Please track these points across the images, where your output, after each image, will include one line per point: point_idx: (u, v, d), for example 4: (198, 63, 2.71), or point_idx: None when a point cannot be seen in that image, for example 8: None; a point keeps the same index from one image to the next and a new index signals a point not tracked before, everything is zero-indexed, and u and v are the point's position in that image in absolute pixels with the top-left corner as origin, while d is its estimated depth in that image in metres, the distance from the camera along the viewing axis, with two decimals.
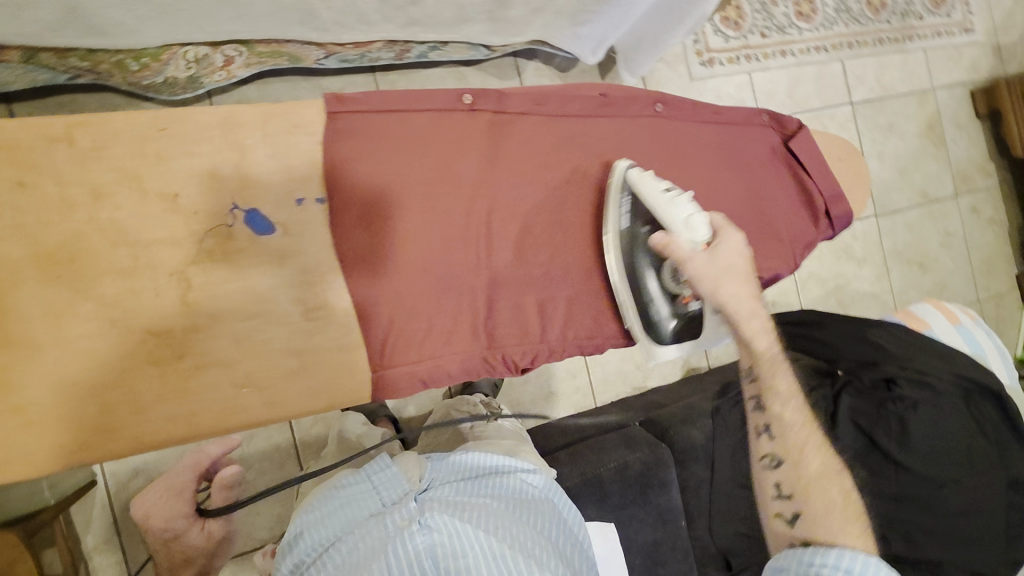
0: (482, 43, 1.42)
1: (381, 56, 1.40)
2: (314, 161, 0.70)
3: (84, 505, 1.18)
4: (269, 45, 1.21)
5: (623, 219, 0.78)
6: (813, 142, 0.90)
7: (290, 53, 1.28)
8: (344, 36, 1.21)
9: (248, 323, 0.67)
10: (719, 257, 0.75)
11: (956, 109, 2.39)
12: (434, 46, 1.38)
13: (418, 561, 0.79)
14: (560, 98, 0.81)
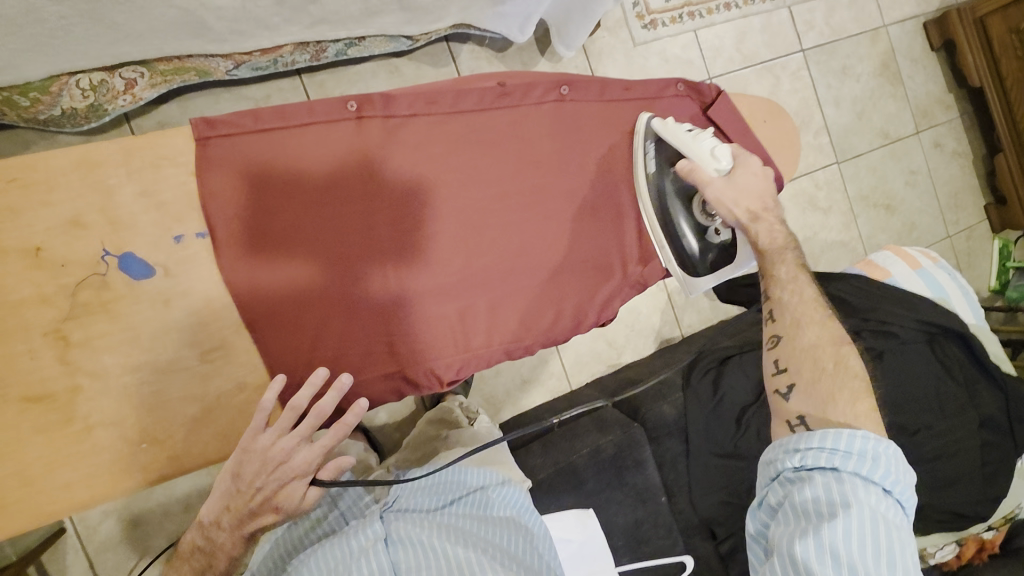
0: (400, 38, 1.30)
1: (297, 59, 1.23)
2: (189, 194, 0.65)
3: (54, 554, 1.12)
4: (170, 61, 1.05)
5: (651, 163, 0.81)
6: (733, 106, 0.85)
7: (195, 68, 1.12)
8: (247, 44, 1.08)
9: (139, 376, 0.63)
10: (738, 181, 0.76)
11: (910, 43, 2.34)
12: (351, 43, 1.24)
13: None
14: (453, 94, 0.75)
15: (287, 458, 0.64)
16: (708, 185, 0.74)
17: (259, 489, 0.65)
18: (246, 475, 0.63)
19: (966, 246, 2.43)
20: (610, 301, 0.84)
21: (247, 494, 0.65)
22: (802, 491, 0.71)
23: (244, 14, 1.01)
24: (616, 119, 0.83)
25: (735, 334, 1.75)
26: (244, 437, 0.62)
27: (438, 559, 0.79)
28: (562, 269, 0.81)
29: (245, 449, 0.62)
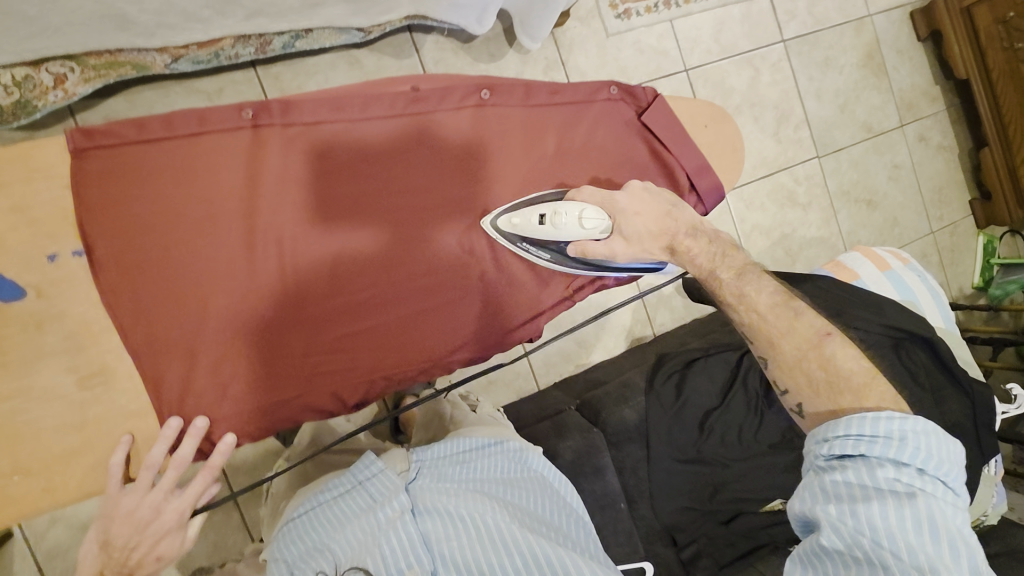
0: (350, 30, 1.06)
1: (240, 52, 0.99)
2: (64, 209, 0.61)
3: None
4: (101, 55, 0.87)
5: (542, 254, 0.76)
6: (668, 112, 0.81)
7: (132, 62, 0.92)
8: (180, 39, 0.89)
9: (11, 404, 0.59)
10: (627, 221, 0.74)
11: (895, 34, 2.27)
12: (297, 35, 1.01)
13: (412, 552, 0.73)
14: (361, 100, 0.71)
15: (157, 512, 0.64)
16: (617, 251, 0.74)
17: (133, 548, 0.63)
18: (118, 540, 0.63)
19: (949, 242, 2.38)
20: (536, 318, 0.80)
21: (121, 557, 0.63)
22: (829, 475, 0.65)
23: (169, 5, 0.85)
24: (541, 124, 0.78)
25: (703, 335, 1.73)
26: (105, 503, 0.63)
27: (469, 526, 0.76)
28: (484, 285, 0.77)
29: (109, 515, 0.62)
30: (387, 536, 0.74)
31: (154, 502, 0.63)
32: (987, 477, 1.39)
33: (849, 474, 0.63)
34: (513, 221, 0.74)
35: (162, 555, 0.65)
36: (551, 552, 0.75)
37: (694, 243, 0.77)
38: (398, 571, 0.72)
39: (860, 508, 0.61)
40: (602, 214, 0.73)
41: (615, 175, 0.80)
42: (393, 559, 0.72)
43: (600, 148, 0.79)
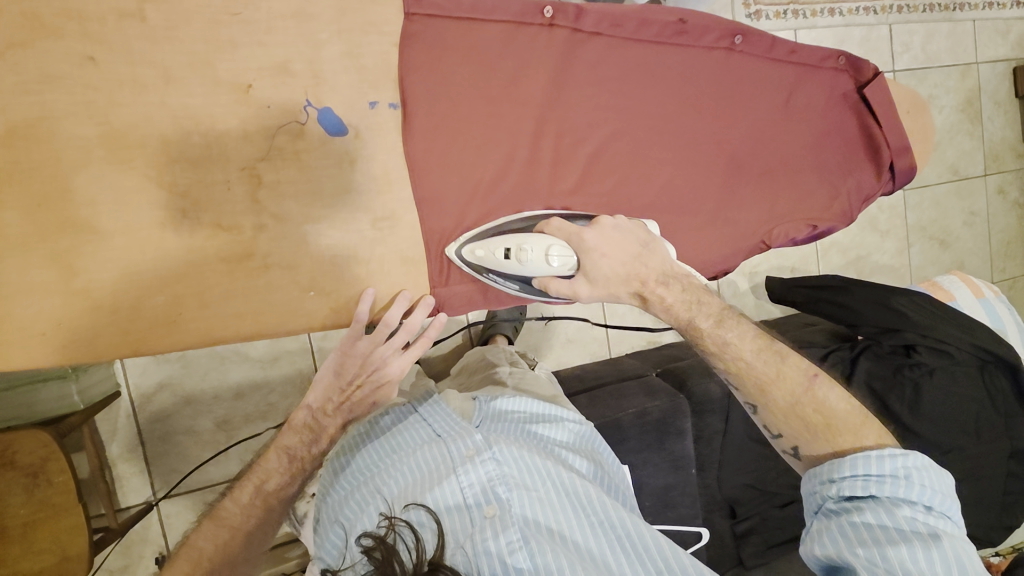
0: None
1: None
2: (388, 64, 0.67)
3: (109, 414, 1.12)
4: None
5: (506, 282, 0.72)
6: (886, 91, 0.87)
7: None
8: None
9: (314, 228, 0.66)
10: (592, 253, 0.69)
11: (996, 86, 2.27)
12: None
13: (491, 491, 0.76)
14: (638, 20, 0.76)
15: (383, 363, 0.74)
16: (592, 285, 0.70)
17: (359, 385, 0.75)
18: (348, 372, 0.74)
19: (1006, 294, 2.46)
20: (731, 256, 0.86)
21: (349, 391, 0.75)
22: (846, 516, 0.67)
23: None
24: (775, 79, 0.84)
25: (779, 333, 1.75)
26: (345, 343, 0.70)
27: (543, 475, 0.79)
28: (695, 216, 0.83)
29: (347, 352, 0.71)
30: (465, 472, 0.77)
31: (384, 356, 0.72)
32: None
33: (868, 516, 0.66)
34: (477, 249, 0.70)
35: (376, 396, 0.78)
36: (621, 516, 0.78)
37: (665, 290, 0.73)
38: (476, 505, 0.75)
39: (887, 551, 0.63)
40: (568, 249, 0.69)
41: (825, 140, 0.88)
42: (471, 494, 0.76)
43: (816, 112, 0.87)
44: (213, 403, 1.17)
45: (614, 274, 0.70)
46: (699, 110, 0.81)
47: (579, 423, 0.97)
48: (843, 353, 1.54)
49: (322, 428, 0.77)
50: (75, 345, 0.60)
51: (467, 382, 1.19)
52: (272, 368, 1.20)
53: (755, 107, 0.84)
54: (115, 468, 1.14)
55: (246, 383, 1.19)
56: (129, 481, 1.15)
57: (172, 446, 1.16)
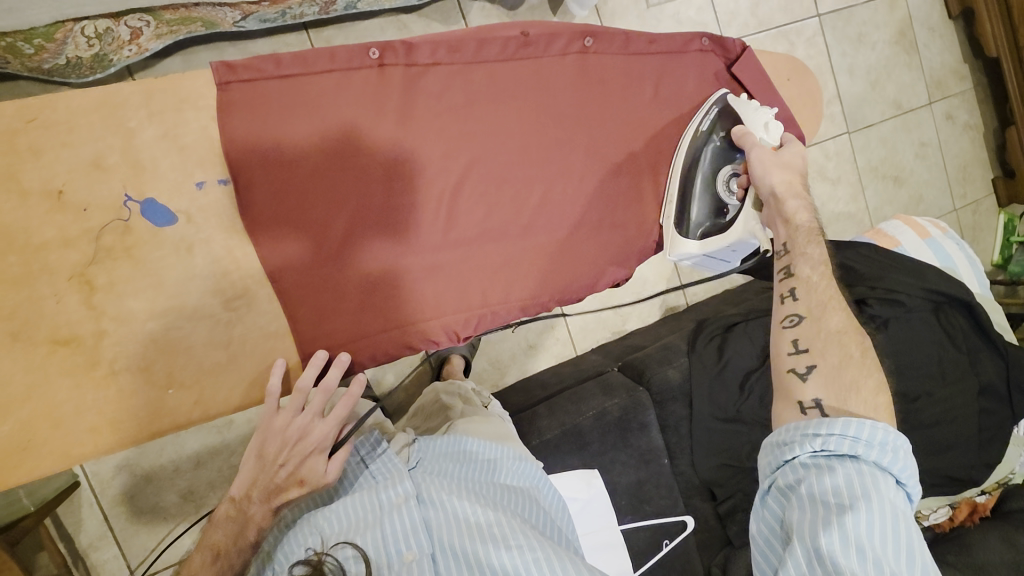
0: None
1: (307, 11, 1.05)
2: (211, 138, 0.65)
3: (70, 505, 1.10)
4: (178, 10, 0.90)
5: (706, 119, 0.82)
6: (757, 63, 0.85)
7: (204, 19, 0.96)
8: None
9: (161, 324, 0.63)
10: (783, 156, 0.79)
11: (927, 12, 2.21)
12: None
13: (415, 537, 0.75)
14: (474, 43, 0.74)
15: (302, 435, 0.74)
16: (757, 148, 0.78)
17: (282, 465, 0.73)
18: (270, 450, 0.74)
19: (971, 220, 2.39)
20: (626, 257, 0.84)
21: (271, 470, 0.74)
22: (817, 479, 0.63)
23: None
24: (638, 71, 0.82)
25: (738, 303, 1.70)
26: (263, 420, 0.73)
27: (471, 522, 0.77)
28: (580, 225, 0.81)
29: (267, 427, 0.74)
30: (389, 519, 0.76)
31: (302, 424, 0.73)
32: (1016, 437, 1.50)
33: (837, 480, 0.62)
34: (714, 103, 0.82)
35: (303, 478, 0.74)
36: (551, 547, 0.75)
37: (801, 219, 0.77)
38: (396, 552, 0.74)
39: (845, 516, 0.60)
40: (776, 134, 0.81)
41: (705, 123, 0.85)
42: (395, 540, 0.75)
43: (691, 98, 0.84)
44: (174, 476, 1.14)
45: (775, 168, 0.77)
46: (562, 119, 0.79)
47: (524, 461, 0.91)
48: None
49: (246, 516, 0.73)
50: None
51: (424, 426, 1.15)
52: (229, 432, 1.18)
53: (621, 105, 0.82)
54: (87, 559, 1.12)
55: (204, 451, 1.17)
56: (105, 569, 1.12)
57: (142, 526, 1.14)
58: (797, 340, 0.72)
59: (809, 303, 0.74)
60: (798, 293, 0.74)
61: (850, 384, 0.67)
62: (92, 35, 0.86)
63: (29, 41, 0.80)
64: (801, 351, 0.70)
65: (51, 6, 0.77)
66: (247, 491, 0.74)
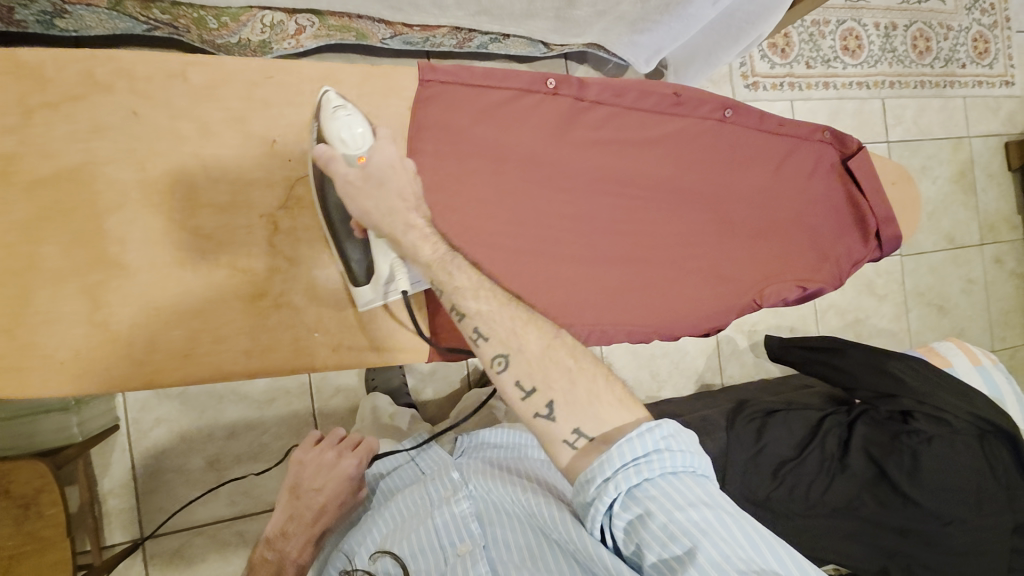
0: (537, 45, 1.31)
1: (445, 42, 1.23)
2: (405, 125, 0.73)
3: (103, 448, 1.11)
4: (341, 18, 1.04)
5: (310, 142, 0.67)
6: (869, 163, 0.93)
7: (357, 29, 1.11)
8: (416, 19, 1.08)
9: (325, 272, 0.70)
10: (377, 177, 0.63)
11: (989, 159, 2.33)
12: (497, 39, 1.23)
13: (466, 525, 0.72)
14: (636, 92, 0.83)
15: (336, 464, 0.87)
16: (342, 179, 0.62)
17: (317, 490, 0.85)
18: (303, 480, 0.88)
19: (1008, 363, 2.42)
20: (726, 313, 0.88)
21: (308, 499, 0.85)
22: (648, 531, 0.51)
23: None
24: (764, 147, 0.91)
25: (777, 393, 1.77)
26: (296, 456, 0.90)
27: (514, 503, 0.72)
28: (692, 272, 0.87)
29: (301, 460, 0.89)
30: (439, 511, 0.74)
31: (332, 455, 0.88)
32: None
33: (662, 517, 0.51)
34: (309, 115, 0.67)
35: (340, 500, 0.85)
36: None
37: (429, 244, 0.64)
38: (449, 544, 0.70)
39: (699, 563, 0.48)
40: (364, 137, 0.64)
41: (812, 205, 0.93)
42: (445, 532, 0.72)
43: (803, 180, 0.93)
44: (206, 441, 1.15)
45: (374, 198, 0.63)
46: (689, 174, 0.88)
47: None
48: (840, 417, 1.55)
49: (285, 553, 0.83)
50: (88, 376, 0.62)
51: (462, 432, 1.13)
52: (268, 409, 1.19)
53: (740, 173, 0.90)
54: (104, 504, 1.11)
55: (240, 423, 1.18)
56: (117, 518, 1.11)
57: (162, 485, 1.14)
58: (520, 379, 0.57)
59: (498, 333, 0.59)
60: (483, 330, 0.59)
61: (587, 397, 0.55)
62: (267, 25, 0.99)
63: (216, 18, 0.93)
64: (528, 392, 0.56)
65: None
66: (280, 528, 0.85)
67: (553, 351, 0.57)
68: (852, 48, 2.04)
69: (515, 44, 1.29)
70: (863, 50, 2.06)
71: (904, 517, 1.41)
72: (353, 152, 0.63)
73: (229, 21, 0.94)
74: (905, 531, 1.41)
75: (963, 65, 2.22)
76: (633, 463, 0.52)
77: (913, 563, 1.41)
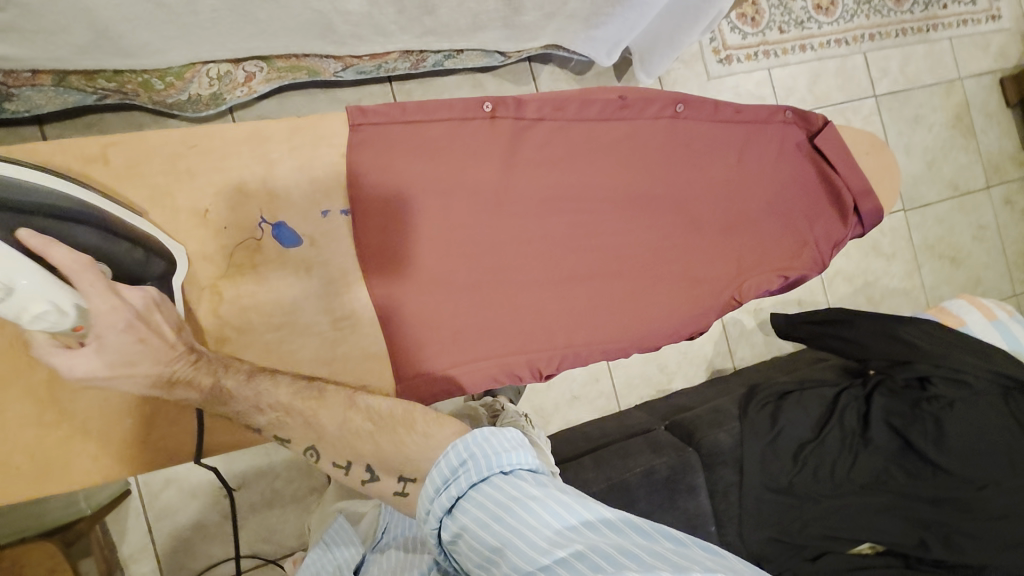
0: (493, 54, 1.29)
1: (399, 66, 1.20)
2: (339, 172, 0.71)
3: (118, 514, 1.07)
4: (289, 58, 1.03)
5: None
6: (837, 137, 0.89)
7: (308, 66, 1.10)
8: (362, 49, 1.06)
9: (277, 335, 0.68)
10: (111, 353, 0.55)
11: (984, 98, 2.24)
12: (451, 55, 1.21)
13: None
14: (578, 102, 0.81)
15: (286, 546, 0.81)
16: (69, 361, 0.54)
17: None
18: None
19: None
20: (705, 315, 0.85)
21: None
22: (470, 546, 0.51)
23: (367, 18, 0.98)
24: (724, 137, 0.88)
25: (791, 370, 1.70)
26: None
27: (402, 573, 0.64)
28: (664, 278, 0.83)
29: None
30: None
31: None
32: None
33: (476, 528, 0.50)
34: None
35: None
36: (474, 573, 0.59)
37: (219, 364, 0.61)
38: None
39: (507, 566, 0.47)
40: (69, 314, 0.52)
41: (785, 189, 0.89)
42: None
43: (771, 164, 0.89)
44: (218, 495, 1.13)
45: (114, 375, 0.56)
46: (648, 177, 0.84)
47: None
48: (856, 391, 1.48)
49: None
50: (46, 479, 0.61)
51: None
52: (274, 455, 1.17)
53: (703, 167, 0.86)
54: (125, 570, 1.07)
55: (250, 472, 1.15)
56: None
57: (182, 544, 1.11)
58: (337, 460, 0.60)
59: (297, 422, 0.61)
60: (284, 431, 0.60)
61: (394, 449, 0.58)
62: (214, 77, 0.98)
63: (162, 79, 0.93)
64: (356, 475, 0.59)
65: (193, 49, 0.89)
66: None
67: (352, 424, 0.59)
68: (825, 6, 1.95)
69: (471, 57, 1.27)
70: (837, 6, 1.97)
71: (936, 486, 1.38)
72: (65, 330, 0.53)
73: (174, 80, 0.94)
74: (939, 501, 1.38)
75: (945, 6, 2.12)
76: (443, 485, 0.54)
77: (952, 532, 1.37)
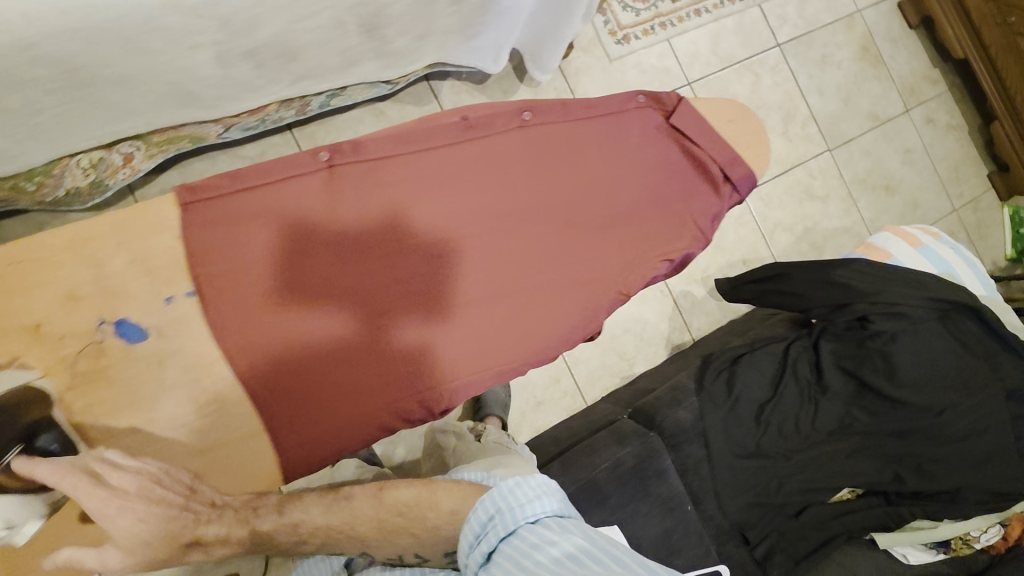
0: (378, 84, 1.25)
1: (284, 114, 1.17)
2: (176, 255, 0.69)
3: None
4: (166, 131, 0.99)
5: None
6: (693, 112, 0.90)
7: (190, 134, 1.06)
8: (235, 108, 1.02)
9: (139, 436, 0.66)
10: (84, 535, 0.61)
11: (886, 25, 2.26)
12: (334, 93, 1.17)
13: None
14: (420, 132, 0.80)
15: None
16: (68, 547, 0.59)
17: None
18: None
19: (974, 217, 2.36)
20: (595, 315, 0.83)
21: None
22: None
23: (231, 78, 0.93)
24: (582, 132, 0.86)
25: (744, 333, 1.69)
26: None
27: None
28: (547, 288, 0.81)
29: None
30: None
31: None
32: None
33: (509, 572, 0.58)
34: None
35: None
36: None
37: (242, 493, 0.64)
38: None
39: None
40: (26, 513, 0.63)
41: (654, 171, 0.87)
42: None
43: (636, 149, 0.88)
44: None
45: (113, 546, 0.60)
46: (511, 189, 0.82)
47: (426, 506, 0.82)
48: (804, 341, 1.46)
49: None
50: None
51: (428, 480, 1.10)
52: None
53: (566, 167, 0.85)
54: None
55: None
56: None
57: None
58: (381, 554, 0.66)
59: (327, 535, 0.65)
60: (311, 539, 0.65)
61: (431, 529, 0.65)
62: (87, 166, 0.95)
63: (31, 179, 0.90)
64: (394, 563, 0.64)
65: (54, 145, 0.87)
66: None
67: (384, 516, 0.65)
68: None
69: (357, 91, 1.23)
70: None
71: (897, 419, 1.38)
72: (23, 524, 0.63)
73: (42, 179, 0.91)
74: (904, 433, 1.37)
75: None
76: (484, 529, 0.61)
77: (923, 461, 1.38)
